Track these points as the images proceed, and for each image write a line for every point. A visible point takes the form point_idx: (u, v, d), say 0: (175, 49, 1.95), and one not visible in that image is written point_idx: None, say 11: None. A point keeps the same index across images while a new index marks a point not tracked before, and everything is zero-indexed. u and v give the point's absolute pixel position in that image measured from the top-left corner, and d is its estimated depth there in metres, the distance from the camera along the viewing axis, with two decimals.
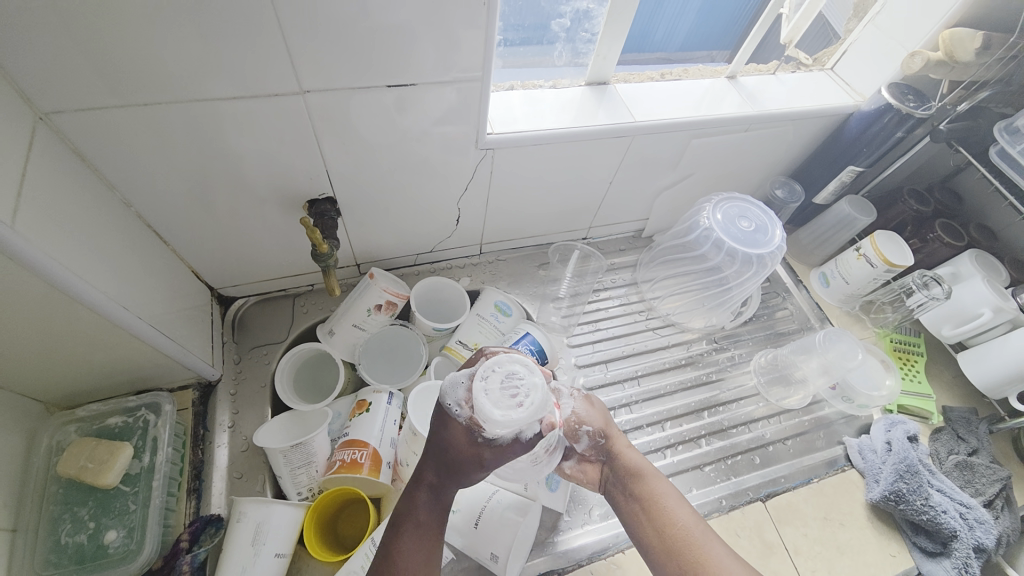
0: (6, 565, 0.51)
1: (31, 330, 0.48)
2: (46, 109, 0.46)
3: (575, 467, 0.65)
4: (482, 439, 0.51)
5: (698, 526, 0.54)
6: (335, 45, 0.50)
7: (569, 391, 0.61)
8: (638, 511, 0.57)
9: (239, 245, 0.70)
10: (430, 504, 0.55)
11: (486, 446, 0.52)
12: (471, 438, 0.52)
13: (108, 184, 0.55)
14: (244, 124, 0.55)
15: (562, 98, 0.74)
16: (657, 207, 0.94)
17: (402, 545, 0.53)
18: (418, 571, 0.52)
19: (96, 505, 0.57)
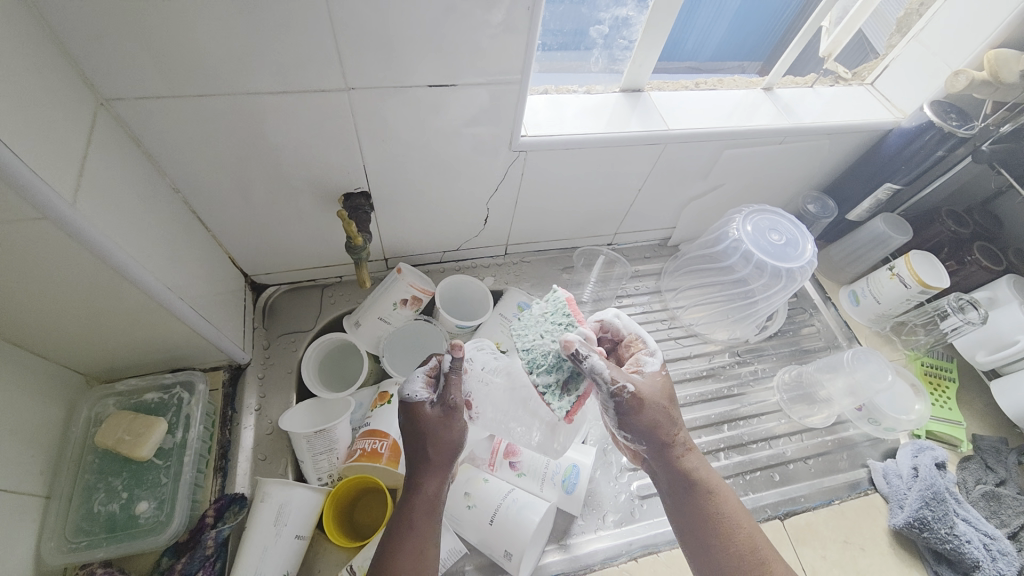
0: (39, 529, 0.53)
1: (80, 304, 0.50)
2: (107, 96, 0.49)
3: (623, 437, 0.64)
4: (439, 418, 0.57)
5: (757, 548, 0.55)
6: (380, 46, 0.51)
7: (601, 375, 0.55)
8: (699, 523, 0.56)
9: (275, 234, 0.73)
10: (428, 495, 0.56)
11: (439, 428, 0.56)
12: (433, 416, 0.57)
13: (158, 169, 0.57)
14: (289, 117, 0.56)
15: (596, 104, 0.74)
16: (684, 217, 0.93)
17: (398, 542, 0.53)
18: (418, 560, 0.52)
19: (129, 476, 0.58)
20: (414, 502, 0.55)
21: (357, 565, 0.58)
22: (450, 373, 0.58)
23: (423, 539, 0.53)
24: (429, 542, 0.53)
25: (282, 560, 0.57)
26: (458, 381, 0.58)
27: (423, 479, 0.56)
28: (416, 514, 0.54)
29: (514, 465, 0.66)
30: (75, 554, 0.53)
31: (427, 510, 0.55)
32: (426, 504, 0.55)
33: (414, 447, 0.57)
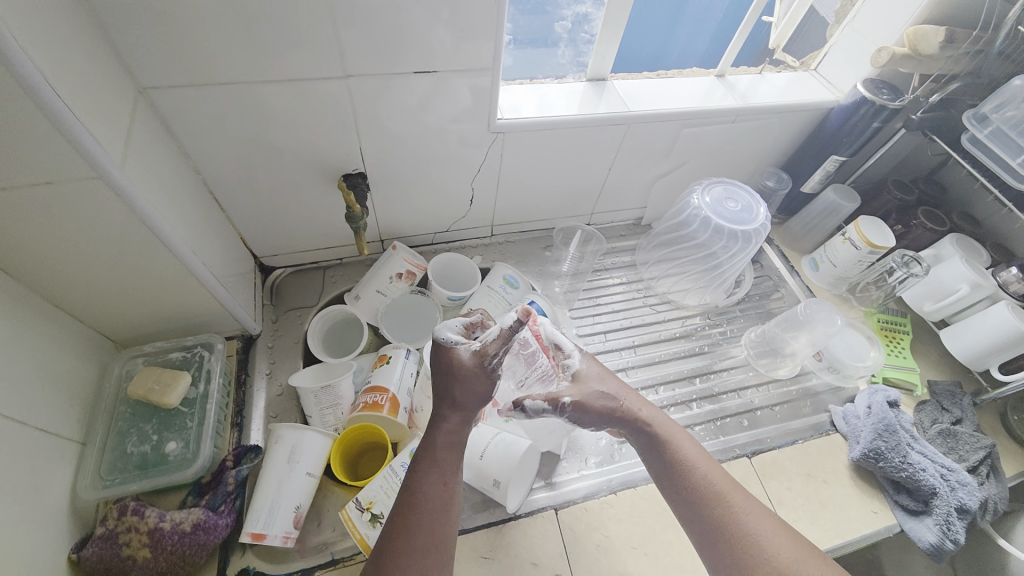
0: (76, 469, 0.60)
1: (118, 263, 0.58)
2: (146, 85, 0.57)
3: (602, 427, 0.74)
4: (486, 364, 0.63)
5: (721, 484, 0.61)
6: (371, 37, 0.59)
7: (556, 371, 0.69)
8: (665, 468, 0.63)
9: (281, 217, 0.81)
10: (451, 431, 0.62)
11: (484, 371, 0.64)
12: (479, 365, 0.63)
13: (183, 152, 0.65)
14: (296, 103, 0.65)
15: (566, 93, 0.83)
16: (653, 195, 1.02)
17: (421, 480, 0.58)
18: (439, 496, 0.58)
19: (158, 422, 0.65)
20: (436, 439, 0.61)
21: (364, 497, 0.63)
22: (506, 332, 0.64)
23: (446, 470, 0.59)
24: (449, 471, 0.59)
25: (296, 493, 0.64)
26: (505, 338, 0.64)
27: (447, 414, 0.63)
28: (439, 449, 0.61)
29: (503, 412, 0.72)
30: (109, 489, 0.60)
31: (448, 446, 0.61)
32: (448, 440, 0.61)
33: (444, 384, 0.64)
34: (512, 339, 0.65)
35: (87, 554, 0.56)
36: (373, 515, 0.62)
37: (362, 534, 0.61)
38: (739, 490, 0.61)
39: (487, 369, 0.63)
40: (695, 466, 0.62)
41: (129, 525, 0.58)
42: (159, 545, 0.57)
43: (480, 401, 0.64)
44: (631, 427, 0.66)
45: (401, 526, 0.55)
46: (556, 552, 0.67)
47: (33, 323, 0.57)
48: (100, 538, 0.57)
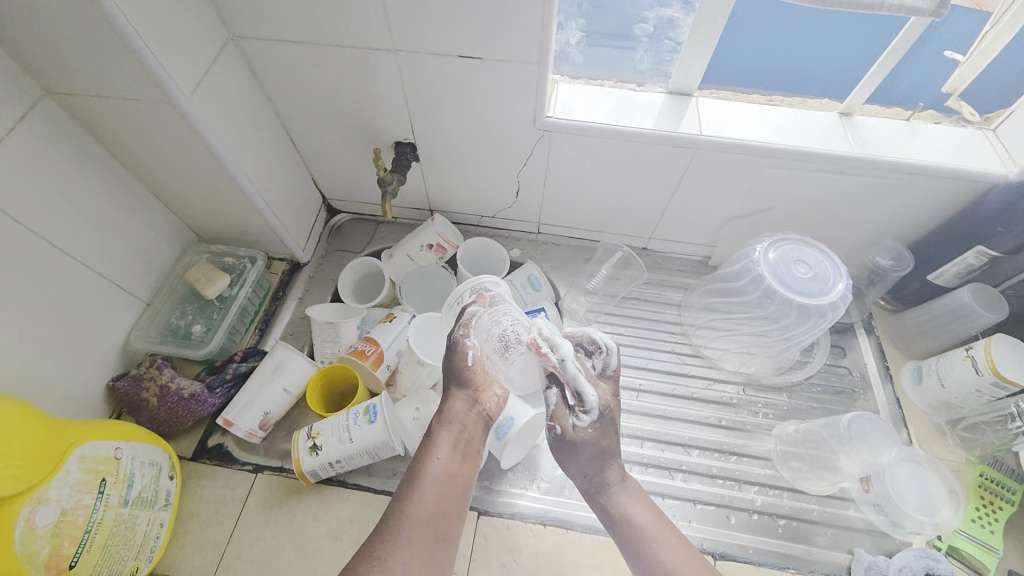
0: (134, 323, 0.77)
1: (192, 175, 0.72)
2: (236, 34, 0.66)
3: None
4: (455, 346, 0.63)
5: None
6: (419, 17, 0.62)
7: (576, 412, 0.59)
8: (635, 555, 0.57)
9: (345, 170, 0.91)
10: (464, 409, 0.63)
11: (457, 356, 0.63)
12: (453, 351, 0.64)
13: (267, 97, 0.76)
14: (356, 70, 0.70)
15: (635, 101, 0.76)
16: (724, 236, 0.89)
17: (431, 451, 0.59)
18: (451, 473, 0.58)
19: (197, 306, 0.80)
20: (445, 418, 0.62)
21: (315, 429, 0.70)
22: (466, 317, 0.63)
23: (453, 460, 0.59)
24: (456, 446, 0.60)
25: (269, 401, 0.74)
26: (463, 322, 0.63)
27: (451, 399, 0.63)
28: (445, 430, 0.61)
29: None
30: (149, 346, 0.76)
31: (459, 427, 0.62)
32: (455, 422, 0.62)
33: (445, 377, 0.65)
34: (465, 315, 0.63)
35: (120, 385, 0.73)
36: (314, 445, 0.69)
37: (300, 456, 0.69)
38: None
39: (451, 346, 0.64)
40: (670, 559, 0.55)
41: (150, 376, 0.73)
42: (163, 399, 0.72)
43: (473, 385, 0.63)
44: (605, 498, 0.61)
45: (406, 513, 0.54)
46: (461, 551, 0.68)
47: (129, 206, 0.74)
48: (131, 377, 0.73)
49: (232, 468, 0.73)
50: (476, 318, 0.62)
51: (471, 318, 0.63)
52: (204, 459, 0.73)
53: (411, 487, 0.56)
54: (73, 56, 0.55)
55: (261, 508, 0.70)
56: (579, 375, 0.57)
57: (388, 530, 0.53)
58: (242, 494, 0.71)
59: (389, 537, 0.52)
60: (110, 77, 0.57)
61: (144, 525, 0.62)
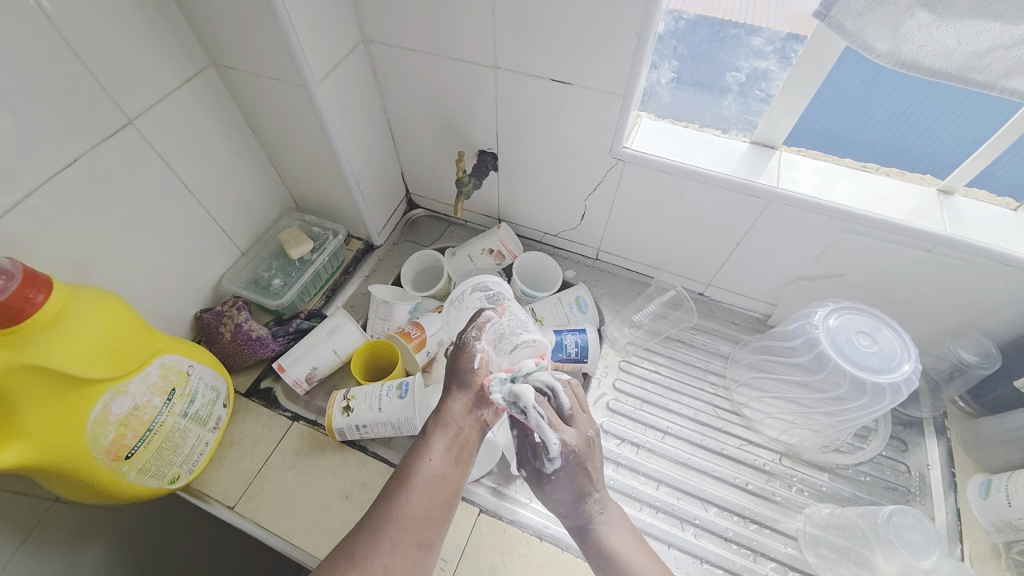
0: (228, 266, 0.89)
1: (304, 150, 0.83)
2: (368, 39, 0.77)
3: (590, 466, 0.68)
4: (466, 350, 0.64)
5: None
6: (524, 41, 0.68)
7: (549, 460, 0.56)
8: None
9: (431, 169, 0.99)
10: (464, 411, 0.61)
11: (466, 355, 0.63)
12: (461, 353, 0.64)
13: (379, 95, 0.86)
14: (458, 81, 0.78)
15: (715, 146, 0.78)
16: (788, 296, 0.86)
17: (427, 448, 0.58)
18: (443, 476, 0.56)
19: (280, 264, 0.90)
20: (444, 419, 0.60)
21: (352, 391, 0.76)
22: (477, 323, 0.65)
23: (446, 463, 0.57)
24: (453, 447, 0.58)
25: (318, 358, 0.81)
26: (475, 323, 0.65)
27: (450, 400, 0.61)
28: (441, 429, 0.59)
29: None
30: (235, 289, 0.87)
31: (457, 429, 0.60)
32: (452, 424, 0.60)
33: (449, 377, 0.63)
34: (481, 317, 0.65)
35: (204, 317, 0.83)
36: (347, 406, 0.74)
37: (333, 413, 0.74)
38: None
39: (461, 347, 0.64)
40: None
41: (229, 314, 0.83)
42: (235, 336, 0.81)
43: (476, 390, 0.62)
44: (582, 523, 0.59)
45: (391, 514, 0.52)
46: (457, 543, 0.69)
47: (247, 166, 0.86)
48: (214, 312, 0.84)
49: (275, 411, 0.80)
50: (491, 322, 0.65)
51: (486, 321, 0.65)
52: (254, 398, 0.82)
53: (399, 488, 0.54)
54: (239, 36, 0.67)
55: (289, 452, 0.76)
56: (539, 423, 0.55)
57: (373, 530, 0.52)
58: (276, 436, 0.77)
59: (371, 537, 0.51)
60: (263, 57, 0.68)
61: (193, 440, 0.69)
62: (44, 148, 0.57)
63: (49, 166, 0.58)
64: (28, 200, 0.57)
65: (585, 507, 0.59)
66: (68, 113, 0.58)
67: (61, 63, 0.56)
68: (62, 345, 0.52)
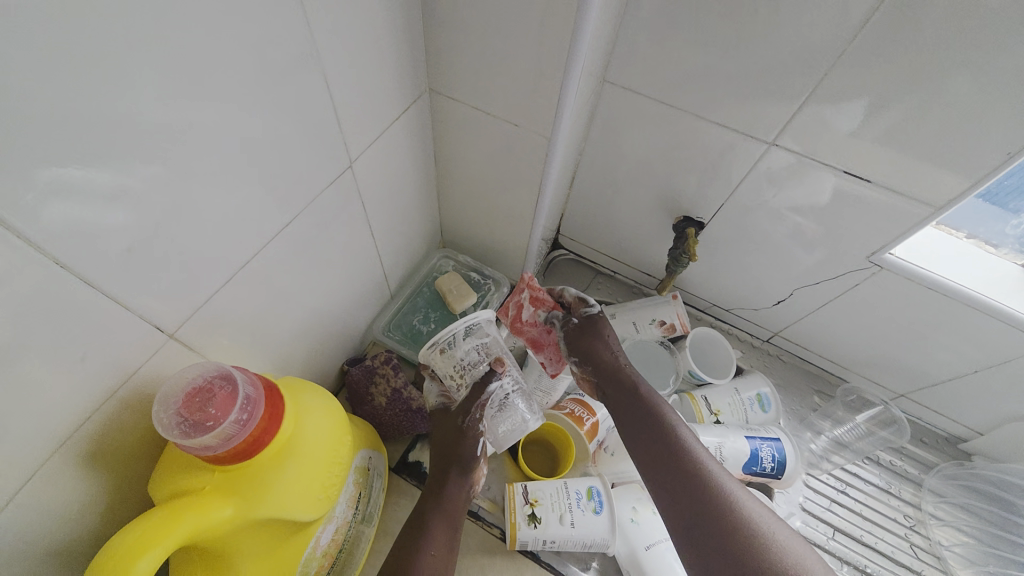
0: (378, 311, 0.75)
1: (500, 193, 0.71)
2: (610, 79, 0.65)
3: None
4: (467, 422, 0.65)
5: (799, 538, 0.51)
6: (827, 122, 0.56)
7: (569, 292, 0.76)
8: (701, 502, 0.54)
9: (604, 217, 0.87)
10: (455, 496, 0.62)
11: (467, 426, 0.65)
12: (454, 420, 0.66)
13: (586, 136, 0.74)
14: (702, 142, 0.66)
15: (982, 263, 0.66)
16: (1004, 428, 0.77)
17: (428, 540, 0.57)
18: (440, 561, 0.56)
19: (439, 316, 0.78)
20: (440, 503, 0.61)
21: (532, 492, 0.66)
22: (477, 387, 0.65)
23: (445, 553, 0.57)
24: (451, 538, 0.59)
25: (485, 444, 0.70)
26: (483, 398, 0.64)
27: (436, 474, 0.64)
28: (438, 519, 0.60)
29: None
30: (388, 341, 0.74)
31: (452, 514, 0.61)
32: (447, 512, 0.60)
33: (439, 456, 0.65)
34: (485, 395, 0.64)
35: (352, 373, 0.71)
36: (533, 515, 0.64)
37: (516, 522, 0.64)
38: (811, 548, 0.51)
39: (467, 427, 0.65)
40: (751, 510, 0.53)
41: (383, 373, 0.71)
42: (392, 403, 0.70)
43: (473, 460, 0.64)
44: (666, 461, 0.58)
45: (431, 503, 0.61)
46: None
47: (422, 199, 0.73)
48: (364, 368, 0.72)
49: None
50: (492, 399, 0.65)
51: (489, 399, 0.65)
52: (404, 475, 0.70)
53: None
54: (492, 70, 0.54)
55: None
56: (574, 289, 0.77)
57: (416, 514, 0.60)
58: None
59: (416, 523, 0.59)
60: (510, 96, 0.56)
61: (363, 544, 0.58)
62: (280, 199, 0.44)
63: (276, 224, 0.45)
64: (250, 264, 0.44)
65: (660, 418, 0.63)
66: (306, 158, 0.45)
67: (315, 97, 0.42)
68: (295, 485, 0.40)
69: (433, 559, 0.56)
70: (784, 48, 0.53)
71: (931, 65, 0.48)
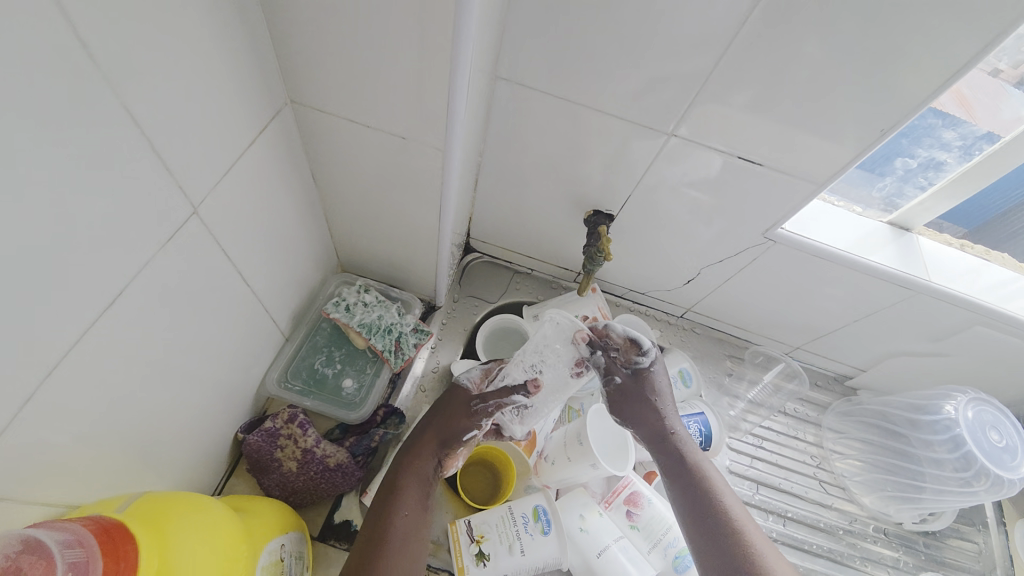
0: (272, 360, 0.64)
1: (394, 214, 0.62)
2: (499, 75, 0.59)
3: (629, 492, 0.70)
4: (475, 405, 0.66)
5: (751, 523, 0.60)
6: (716, 110, 0.57)
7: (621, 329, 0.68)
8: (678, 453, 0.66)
9: (513, 217, 0.83)
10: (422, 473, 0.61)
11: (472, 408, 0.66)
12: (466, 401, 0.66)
13: (483, 137, 0.68)
14: (600, 136, 0.64)
15: (857, 225, 0.74)
16: (881, 366, 0.88)
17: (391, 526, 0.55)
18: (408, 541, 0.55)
19: (346, 353, 0.68)
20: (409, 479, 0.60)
21: (476, 526, 0.63)
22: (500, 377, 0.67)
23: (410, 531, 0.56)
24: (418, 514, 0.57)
25: None
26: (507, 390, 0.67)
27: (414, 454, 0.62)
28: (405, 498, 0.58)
29: (630, 516, 0.69)
30: (287, 393, 0.64)
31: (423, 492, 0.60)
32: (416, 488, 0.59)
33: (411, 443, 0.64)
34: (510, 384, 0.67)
35: (250, 440, 0.61)
36: (480, 552, 0.61)
37: (464, 564, 0.61)
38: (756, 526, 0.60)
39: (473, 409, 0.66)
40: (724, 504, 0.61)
41: (289, 434, 0.62)
42: (305, 466, 0.61)
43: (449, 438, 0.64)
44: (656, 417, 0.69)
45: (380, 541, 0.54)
46: None
47: (305, 228, 0.63)
48: (265, 432, 0.61)
49: None
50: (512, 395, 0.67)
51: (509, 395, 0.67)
52: (331, 540, 0.62)
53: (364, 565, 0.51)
54: (357, 81, 0.44)
55: None
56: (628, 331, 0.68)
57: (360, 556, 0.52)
58: None
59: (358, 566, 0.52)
60: (390, 112, 0.46)
61: None
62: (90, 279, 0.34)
63: (91, 306, 0.34)
64: (60, 369, 0.34)
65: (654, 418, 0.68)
66: (120, 216, 0.34)
67: (117, 140, 0.32)
68: None
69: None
70: (677, 39, 0.51)
71: (811, 53, 0.49)
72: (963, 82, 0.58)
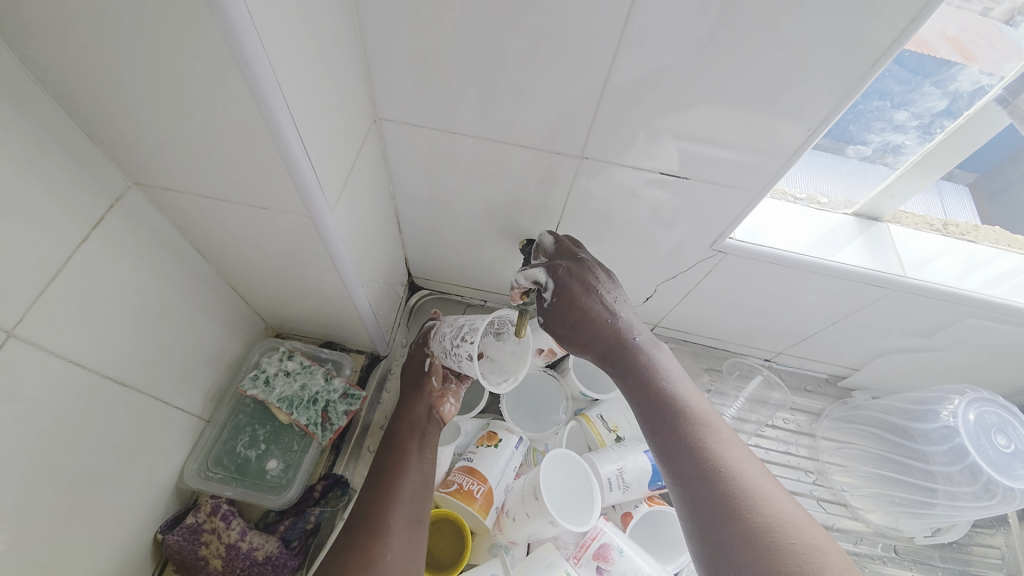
0: (189, 450, 0.60)
1: (296, 275, 0.58)
2: (382, 116, 0.55)
3: (598, 548, 0.64)
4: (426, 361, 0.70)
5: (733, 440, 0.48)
6: (616, 125, 0.51)
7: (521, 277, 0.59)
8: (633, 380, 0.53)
9: (447, 254, 0.77)
10: (417, 470, 0.60)
11: (416, 361, 0.71)
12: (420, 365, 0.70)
13: (388, 179, 0.63)
14: (510, 165, 0.58)
15: (816, 222, 0.67)
16: (872, 365, 0.80)
17: (382, 534, 0.53)
18: (407, 541, 0.54)
19: (270, 431, 0.64)
20: (398, 479, 0.58)
21: None
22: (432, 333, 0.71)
23: (406, 526, 0.55)
24: (410, 512, 0.56)
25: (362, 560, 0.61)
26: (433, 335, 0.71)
27: (403, 453, 0.61)
28: (399, 499, 0.56)
29: (601, 572, 0.63)
30: (208, 484, 0.60)
31: (417, 489, 0.58)
32: (406, 487, 0.58)
33: (392, 442, 0.62)
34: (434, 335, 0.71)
35: (169, 542, 0.56)
36: None
37: None
38: (741, 446, 0.47)
39: (419, 360, 0.71)
40: (697, 414, 0.49)
41: (213, 527, 0.57)
42: (231, 564, 0.56)
43: (425, 431, 0.64)
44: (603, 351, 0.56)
45: (386, 505, 0.55)
46: None
47: (204, 304, 0.59)
48: (185, 529, 0.57)
49: None
50: (436, 331, 0.71)
51: (433, 333, 0.71)
52: None
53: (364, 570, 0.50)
54: (190, 153, 0.41)
55: None
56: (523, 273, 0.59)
57: (371, 520, 0.54)
58: None
59: (371, 530, 0.54)
60: (243, 181, 0.43)
61: None
62: None
63: None
64: None
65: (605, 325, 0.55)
66: None
67: None
68: None
69: (396, 565, 0.51)
70: (555, 56, 0.46)
71: (702, 50, 0.44)
72: (949, 24, 0.48)
